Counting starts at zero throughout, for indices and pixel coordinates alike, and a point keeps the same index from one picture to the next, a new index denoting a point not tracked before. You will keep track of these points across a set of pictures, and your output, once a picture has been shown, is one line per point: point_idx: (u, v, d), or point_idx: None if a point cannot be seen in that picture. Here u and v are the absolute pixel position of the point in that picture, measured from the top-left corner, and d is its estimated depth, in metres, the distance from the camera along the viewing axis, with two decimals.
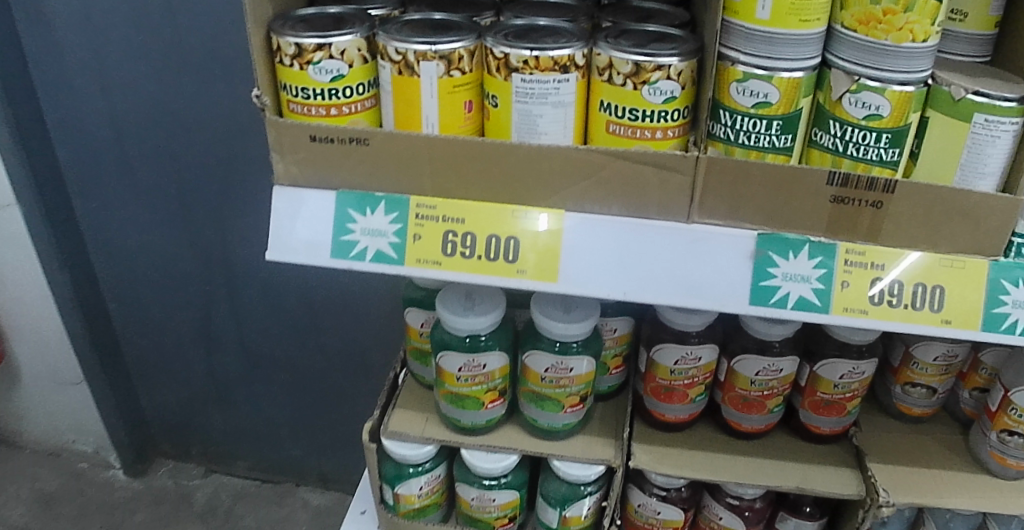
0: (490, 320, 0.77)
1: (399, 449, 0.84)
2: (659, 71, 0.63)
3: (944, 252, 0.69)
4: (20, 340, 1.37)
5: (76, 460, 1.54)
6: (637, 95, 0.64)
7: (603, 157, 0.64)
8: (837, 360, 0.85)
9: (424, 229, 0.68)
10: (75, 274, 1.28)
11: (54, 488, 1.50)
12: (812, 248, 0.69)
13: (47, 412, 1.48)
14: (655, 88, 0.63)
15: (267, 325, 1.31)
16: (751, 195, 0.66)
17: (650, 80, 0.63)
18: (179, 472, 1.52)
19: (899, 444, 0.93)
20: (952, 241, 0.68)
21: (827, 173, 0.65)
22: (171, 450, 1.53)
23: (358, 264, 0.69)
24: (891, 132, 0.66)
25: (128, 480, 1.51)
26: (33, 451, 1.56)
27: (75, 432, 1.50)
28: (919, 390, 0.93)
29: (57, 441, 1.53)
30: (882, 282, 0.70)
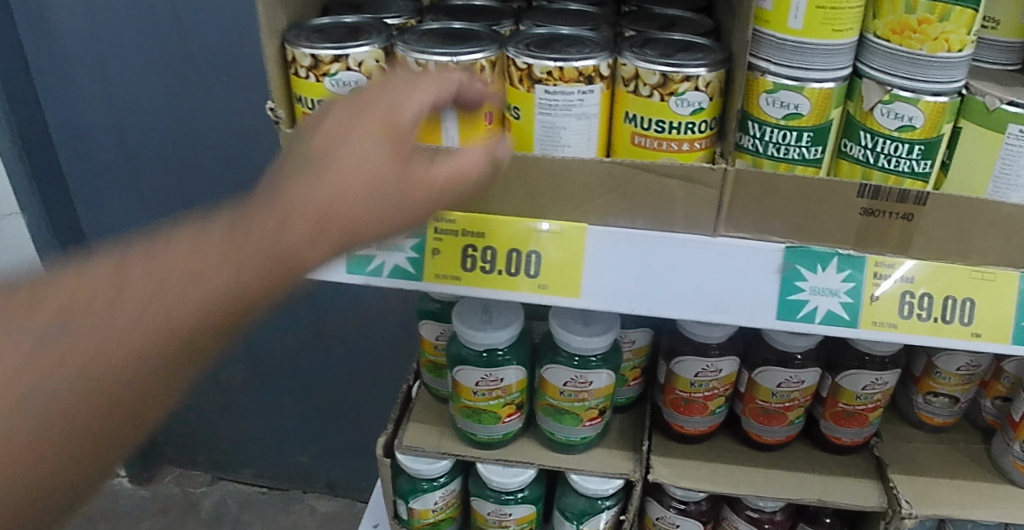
0: (508, 334, 0.75)
1: (414, 464, 0.83)
2: (686, 81, 0.61)
3: (976, 264, 0.67)
4: None
5: None
6: (664, 106, 0.62)
7: (628, 170, 0.62)
8: (859, 371, 0.83)
9: (443, 243, 0.67)
10: None
11: None
12: (840, 261, 0.67)
13: None
14: (682, 99, 0.62)
15: (273, 333, 1.30)
16: (779, 209, 0.64)
17: (678, 91, 0.62)
18: (185, 479, 1.51)
19: (921, 455, 0.91)
20: (985, 253, 0.66)
21: (858, 187, 0.62)
22: (177, 457, 1.51)
23: (375, 279, 0.68)
24: (923, 144, 0.65)
25: (133, 487, 1.49)
26: None
27: None
28: (941, 400, 0.91)
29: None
30: (912, 295, 0.68)
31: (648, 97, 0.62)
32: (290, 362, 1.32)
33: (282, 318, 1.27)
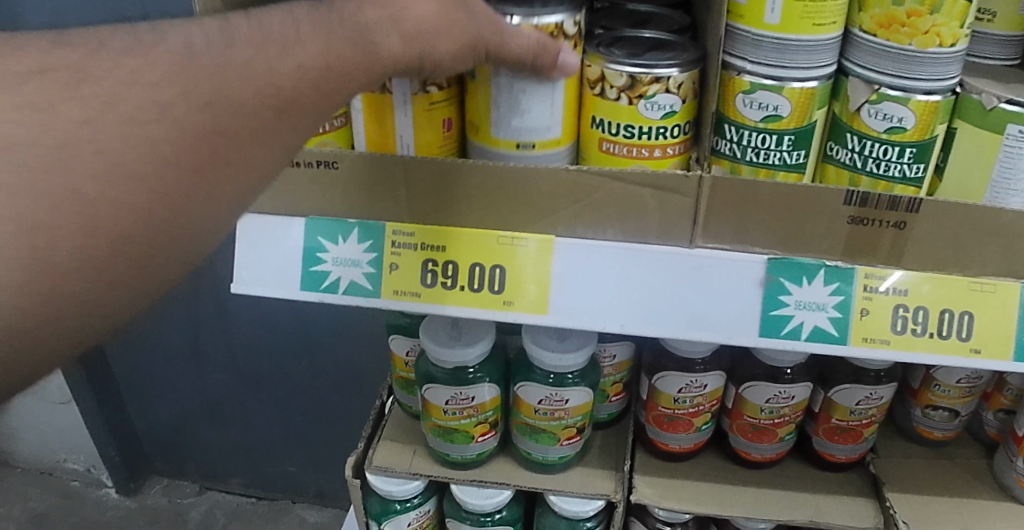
0: (478, 351, 0.71)
1: (384, 486, 0.80)
2: (656, 83, 0.57)
3: (975, 274, 0.62)
4: None
5: (68, 478, 1.50)
6: (633, 110, 0.58)
7: (596, 178, 0.58)
8: (853, 386, 0.79)
9: (402, 257, 0.63)
10: None
11: (46, 507, 1.46)
12: (827, 273, 0.63)
13: (36, 431, 1.44)
14: (652, 102, 0.58)
15: (256, 343, 1.25)
16: (761, 218, 0.60)
17: (648, 93, 0.57)
18: (173, 489, 1.48)
19: (919, 471, 0.86)
20: (984, 264, 0.61)
21: (844, 194, 0.58)
22: (165, 467, 1.48)
23: (330, 296, 0.64)
24: (915, 147, 0.61)
25: (121, 498, 1.47)
26: (25, 471, 1.52)
27: (66, 451, 1.46)
28: (940, 413, 0.86)
29: (48, 460, 1.49)
30: (905, 309, 0.63)
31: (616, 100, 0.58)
32: (275, 373, 1.28)
33: (265, 329, 1.23)
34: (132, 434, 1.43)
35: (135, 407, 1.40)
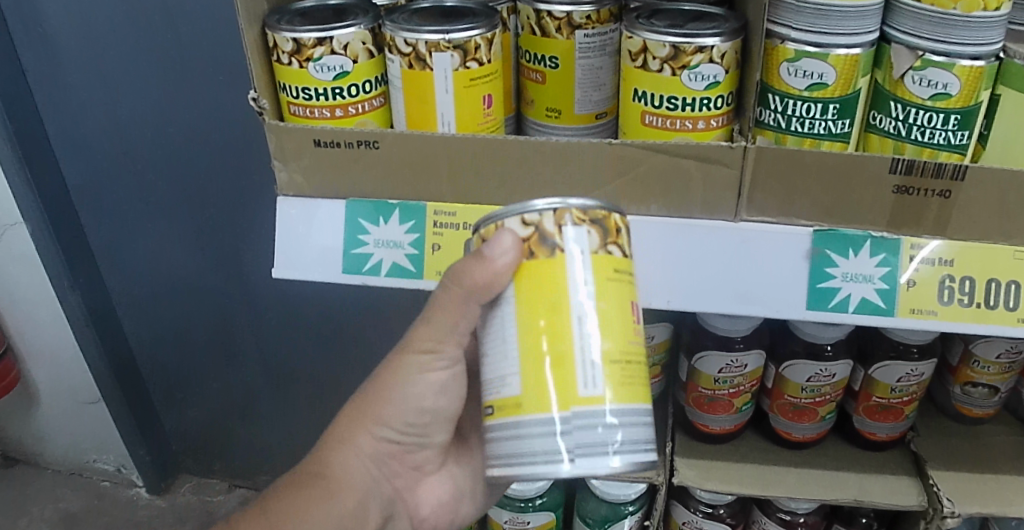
0: None
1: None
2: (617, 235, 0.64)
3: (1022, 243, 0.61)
4: (37, 363, 1.32)
5: (98, 479, 1.50)
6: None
7: (640, 152, 0.58)
8: (894, 363, 0.78)
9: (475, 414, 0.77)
10: (88, 296, 1.21)
11: (78, 509, 1.46)
12: (873, 244, 0.62)
13: (66, 432, 1.43)
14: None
15: (284, 341, 1.24)
16: (806, 189, 0.59)
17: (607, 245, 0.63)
18: (202, 488, 1.48)
19: (960, 449, 0.85)
20: None
21: (890, 161, 0.57)
22: (194, 466, 1.48)
23: (372, 279, 0.63)
24: (960, 114, 0.60)
25: (151, 497, 1.47)
26: (55, 472, 1.52)
27: (97, 451, 1.45)
28: (980, 390, 0.85)
29: (78, 461, 1.49)
30: (952, 279, 0.62)
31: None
32: (303, 370, 1.28)
33: (294, 322, 1.21)
34: (162, 433, 1.43)
35: (164, 406, 1.40)
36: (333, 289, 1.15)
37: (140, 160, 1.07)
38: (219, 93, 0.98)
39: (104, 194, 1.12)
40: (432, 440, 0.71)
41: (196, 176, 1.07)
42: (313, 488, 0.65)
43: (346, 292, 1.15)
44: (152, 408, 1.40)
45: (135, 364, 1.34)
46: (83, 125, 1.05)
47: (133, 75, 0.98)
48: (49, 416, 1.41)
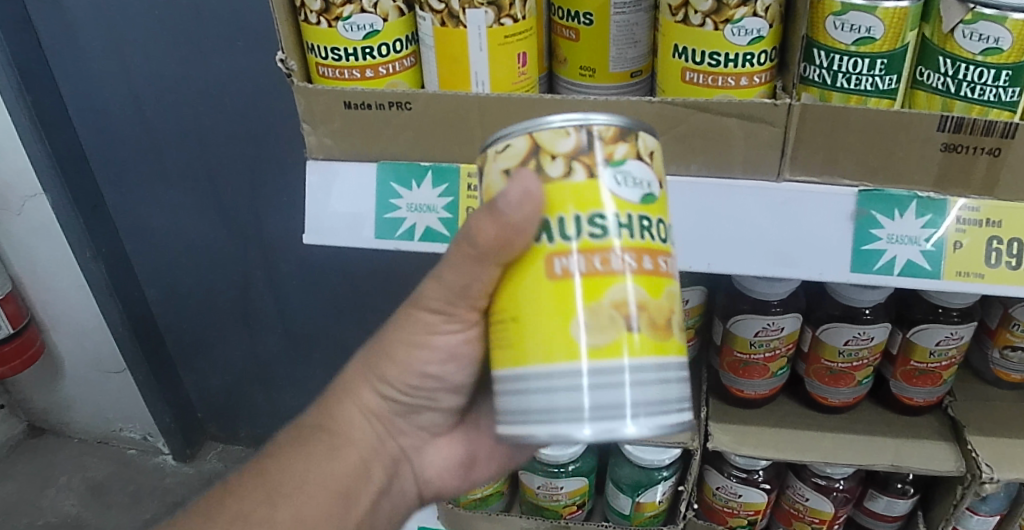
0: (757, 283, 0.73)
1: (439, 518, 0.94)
2: (624, 143, 0.46)
3: None
4: (61, 332, 1.31)
5: (125, 447, 1.51)
6: (599, 177, 0.45)
7: (680, 110, 0.57)
8: (933, 326, 0.76)
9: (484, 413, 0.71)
10: (109, 264, 1.21)
11: (105, 476, 1.48)
12: (920, 205, 0.60)
13: (92, 401, 1.43)
14: (622, 174, 0.45)
15: (307, 306, 1.24)
16: (851, 147, 0.58)
17: (614, 159, 0.45)
18: (228, 455, 1.50)
19: (1000, 413, 0.83)
20: None
21: (937, 119, 0.55)
22: (220, 433, 1.49)
23: (405, 244, 0.61)
24: (1012, 69, 0.57)
25: (178, 464, 1.48)
26: (83, 440, 1.53)
27: (123, 419, 1.45)
28: (1019, 354, 0.82)
29: (104, 430, 1.49)
30: (1000, 241, 0.60)
31: (564, 174, 0.45)
32: (326, 334, 1.28)
33: (315, 287, 1.21)
34: (186, 399, 1.44)
35: (187, 373, 1.40)
36: (355, 253, 1.14)
37: (160, 127, 1.06)
38: (236, 57, 0.96)
39: (123, 162, 1.11)
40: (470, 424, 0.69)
41: (216, 141, 1.05)
42: (317, 445, 0.63)
43: (369, 256, 1.14)
44: (176, 374, 1.40)
45: (159, 332, 1.34)
46: (100, 93, 1.04)
47: (148, 39, 0.97)
48: (74, 386, 1.41)
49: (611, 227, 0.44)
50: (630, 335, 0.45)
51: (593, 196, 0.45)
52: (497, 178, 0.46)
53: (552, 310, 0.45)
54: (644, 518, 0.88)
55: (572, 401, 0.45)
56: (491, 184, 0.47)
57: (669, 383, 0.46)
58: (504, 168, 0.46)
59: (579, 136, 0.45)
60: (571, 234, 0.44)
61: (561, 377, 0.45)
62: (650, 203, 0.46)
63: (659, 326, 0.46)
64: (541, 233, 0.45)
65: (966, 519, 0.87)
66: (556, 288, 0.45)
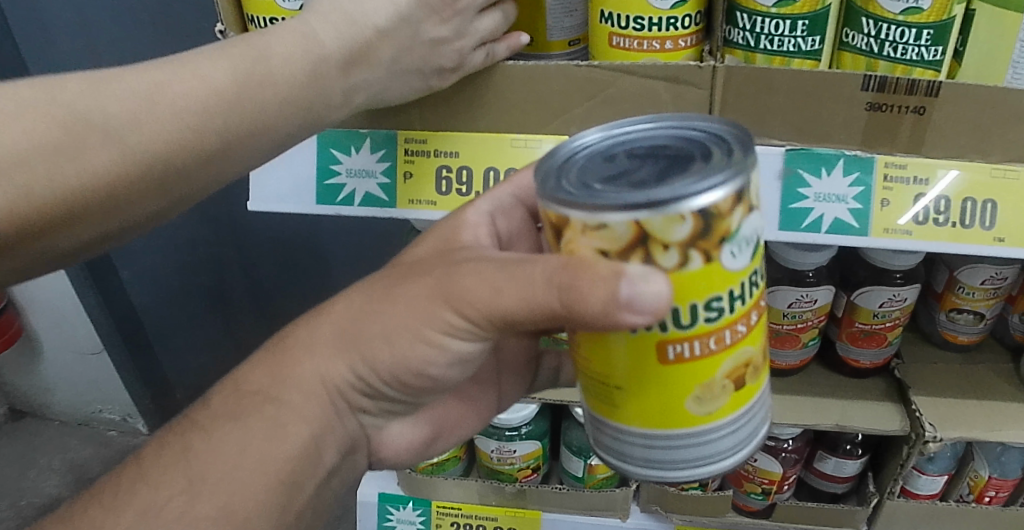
0: None
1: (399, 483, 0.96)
2: (742, 203, 0.41)
3: (997, 161, 0.62)
4: (41, 315, 1.23)
5: (105, 428, 1.44)
6: (718, 259, 0.41)
7: (608, 73, 0.58)
8: (876, 288, 0.78)
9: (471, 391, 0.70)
10: None
11: (88, 456, 1.39)
12: (847, 162, 0.62)
13: (71, 384, 1.37)
14: (737, 240, 0.42)
15: (283, 278, 1.26)
16: (776, 107, 0.60)
17: (732, 230, 0.41)
18: None
19: (946, 376, 0.87)
20: (1006, 150, 0.61)
21: (861, 79, 0.58)
22: None
23: (345, 209, 0.63)
24: (933, 28, 0.58)
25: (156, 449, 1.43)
26: (61, 424, 1.45)
27: (102, 401, 1.38)
28: (966, 316, 0.86)
29: (82, 412, 1.42)
30: (926, 198, 0.63)
31: (679, 264, 0.41)
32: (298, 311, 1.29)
33: (288, 262, 1.24)
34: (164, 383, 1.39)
35: (167, 356, 1.36)
36: (331, 225, 1.18)
37: None
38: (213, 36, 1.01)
39: None
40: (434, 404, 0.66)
41: None
42: (257, 416, 0.50)
43: (343, 227, 1.18)
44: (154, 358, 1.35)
45: None
46: None
47: None
48: (50, 371, 1.35)
49: (727, 305, 0.43)
50: (739, 390, 0.47)
51: (714, 283, 0.42)
52: (591, 254, 0.41)
53: (668, 386, 0.45)
54: (599, 480, 0.90)
55: (695, 454, 0.47)
56: (577, 246, 0.42)
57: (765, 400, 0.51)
58: (601, 247, 0.41)
59: (693, 219, 0.39)
60: (687, 324, 0.42)
61: (688, 438, 0.47)
62: (755, 254, 0.44)
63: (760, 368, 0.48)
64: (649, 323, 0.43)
65: (914, 479, 0.88)
66: (671, 369, 0.44)
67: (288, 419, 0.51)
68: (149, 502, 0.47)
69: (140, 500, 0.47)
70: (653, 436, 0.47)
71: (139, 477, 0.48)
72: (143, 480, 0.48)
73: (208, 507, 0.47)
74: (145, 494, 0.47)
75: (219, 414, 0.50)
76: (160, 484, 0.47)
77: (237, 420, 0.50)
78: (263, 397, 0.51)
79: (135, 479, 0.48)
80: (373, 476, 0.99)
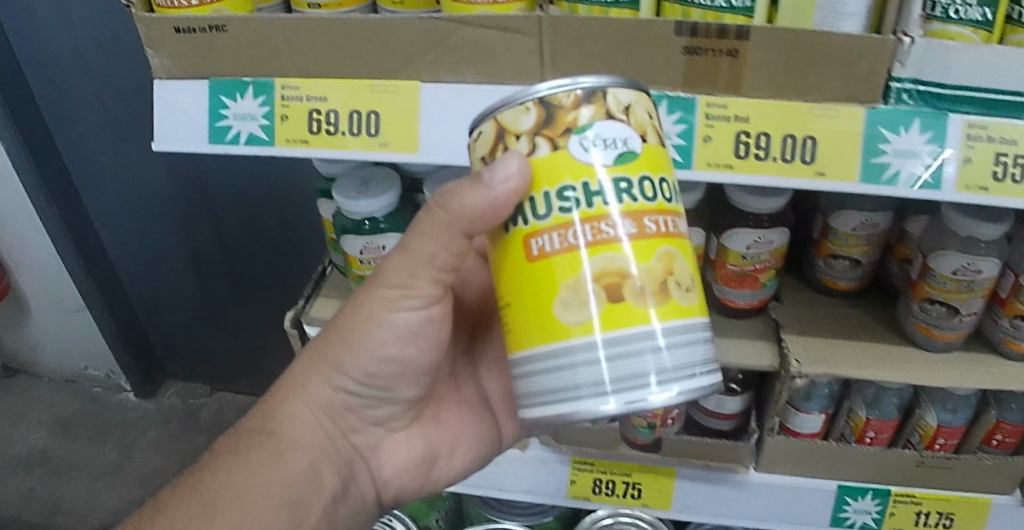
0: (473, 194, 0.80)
1: None
2: (588, 105, 0.54)
3: (817, 101, 0.69)
4: (25, 274, 1.45)
5: (91, 385, 1.66)
6: (564, 146, 0.54)
7: (446, 24, 0.66)
8: (742, 231, 0.85)
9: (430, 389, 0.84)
10: (62, 208, 1.34)
11: (71, 411, 1.62)
12: (670, 103, 0.70)
13: (57, 340, 1.58)
14: (587, 136, 0.54)
15: (255, 246, 1.35)
16: (600, 52, 0.67)
17: (578, 125, 0.54)
18: (186, 392, 1.63)
19: (822, 318, 0.93)
20: (822, 90, 0.69)
21: (673, 25, 0.65)
22: (178, 371, 1.63)
23: (233, 147, 0.73)
24: None
25: (139, 401, 1.62)
26: (50, 381, 1.68)
27: (87, 359, 1.60)
28: (842, 263, 0.93)
29: (71, 369, 1.64)
30: (746, 135, 0.70)
31: (529, 149, 0.55)
32: (267, 274, 1.39)
33: (256, 227, 1.32)
34: (144, 337, 1.57)
35: (145, 312, 1.53)
36: (292, 194, 1.25)
37: (105, 79, 1.17)
38: None
39: (74, 118, 1.24)
40: (399, 395, 0.78)
41: None
42: (257, 449, 0.70)
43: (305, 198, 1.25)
44: (134, 314, 1.53)
45: (113, 273, 1.46)
46: (53, 63, 1.18)
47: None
48: (39, 325, 1.55)
49: (579, 197, 0.54)
50: (618, 302, 0.55)
51: (562, 172, 0.54)
52: (477, 160, 0.57)
53: (541, 285, 0.55)
54: None
55: (590, 372, 0.55)
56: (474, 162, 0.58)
57: (683, 346, 0.56)
58: (481, 153, 0.57)
59: (534, 110, 0.54)
60: (541, 212, 0.55)
61: (575, 348, 0.55)
62: (617, 163, 0.55)
63: (647, 292, 0.55)
64: (518, 218, 0.56)
65: (793, 418, 0.94)
66: (538, 266, 0.55)
67: (286, 446, 0.72)
68: (179, 515, 0.66)
69: (172, 516, 0.66)
70: (549, 352, 0.56)
71: (172, 501, 0.67)
72: (177, 504, 0.67)
73: (224, 518, 0.66)
74: (178, 513, 0.66)
75: (229, 452, 0.70)
76: (188, 502, 0.67)
77: (245, 458, 0.69)
78: (262, 431, 0.72)
79: (169, 504, 0.67)
80: None
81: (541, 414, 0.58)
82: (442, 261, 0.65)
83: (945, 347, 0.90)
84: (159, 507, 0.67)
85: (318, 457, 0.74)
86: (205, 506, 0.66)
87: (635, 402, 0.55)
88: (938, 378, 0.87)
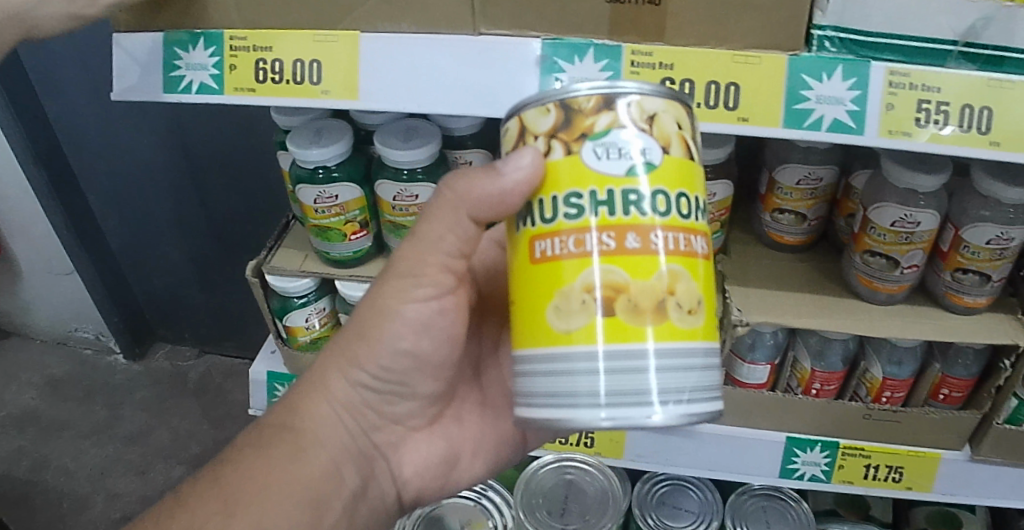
0: (425, 150, 0.83)
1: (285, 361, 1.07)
2: (606, 112, 0.54)
3: (739, 48, 0.72)
4: (15, 239, 1.54)
5: (80, 347, 1.78)
6: (578, 151, 0.53)
7: None
8: None
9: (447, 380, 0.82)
10: (52, 173, 1.40)
11: (62, 374, 1.74)
12: (597, 51, 0.72)
13: (50, 301, 1.68)
14: (602, 143, 0.53)
15: (240, 211, 1.39)
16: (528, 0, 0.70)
17: (594, 131, 0.53)
18: (174, 354, 1.76)
19: (765, 270, 0.97)
20: (745, 36, 0.71)
21: None
22: (167, 334, 1.74)
23: (185, 96, 0.77)
24: None
25: (129, 363, 1.75)
26: (43, 342, 1.80)
27: (77, 321, 1.71)
28: (786, 217, 0.95)
29: (61, 331, 1.76)
30: (671, 81, 0.72)
31: (544, 149, 0.54)
32: (250, 237, 1.43)
33: (239, 192, 1.36)
34: (132, 301, 1.66)
35: (132, 275, 1.61)
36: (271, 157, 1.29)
37: (90, 47, 1.23)
38: None
39: (62, 86, 1.30)
40: (417, 391, 0.76)
41: None
42: (280, 447, 0.70)
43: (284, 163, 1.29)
44: (124, 278, 1.61)
45: (102, 237, 1.54)
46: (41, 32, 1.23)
47: None
48: (32, 287, 1.66)
49: (585, 205, 0.53)
50: (617, 315, 0.53)
51: (572, 177, 0.54)
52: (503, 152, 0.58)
53: (541, 288, 0.55)
54: None
55: (584, 380, 0.54)
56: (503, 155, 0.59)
57: (683, 368, 0.55)
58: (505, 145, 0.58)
59: (554, 111, 0.54)
60: (547, 216, 0.54)
61: (571, 355, 0.54)
62: (632, 174, 0.53)
63: (645, 308, 0.53)
64: (527, 218, 0.56)
65: (739, 369, 0.98)
66: (539, 268, 0.55)
67: (309, 444, 0.72)
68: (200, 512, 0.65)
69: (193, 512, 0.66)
70: (547, 356, 0.55)
71: (194, 496, 0.67)
72: (198, 499, 0.67)
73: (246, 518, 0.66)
74: (200, 508, 0.66)
75: (252, 447, 0.70)
76: (210, 498, 0.67)
77: (268, 454, 0.69)
78: (289, 431, 0.72)
79: (190, 497, 0.67)
80: (265, 358, 1.11)
81: (535, 415, 0.57)
82: (451, 246, 0.65)
83: (888, 299, 0.92)
84: (178, 501, 0.67)
85: (340, 456, 0.73)
86: (226, 502, 0.66)
87: (631, 419, 0.54)
88: (874, 327, 0.90)
